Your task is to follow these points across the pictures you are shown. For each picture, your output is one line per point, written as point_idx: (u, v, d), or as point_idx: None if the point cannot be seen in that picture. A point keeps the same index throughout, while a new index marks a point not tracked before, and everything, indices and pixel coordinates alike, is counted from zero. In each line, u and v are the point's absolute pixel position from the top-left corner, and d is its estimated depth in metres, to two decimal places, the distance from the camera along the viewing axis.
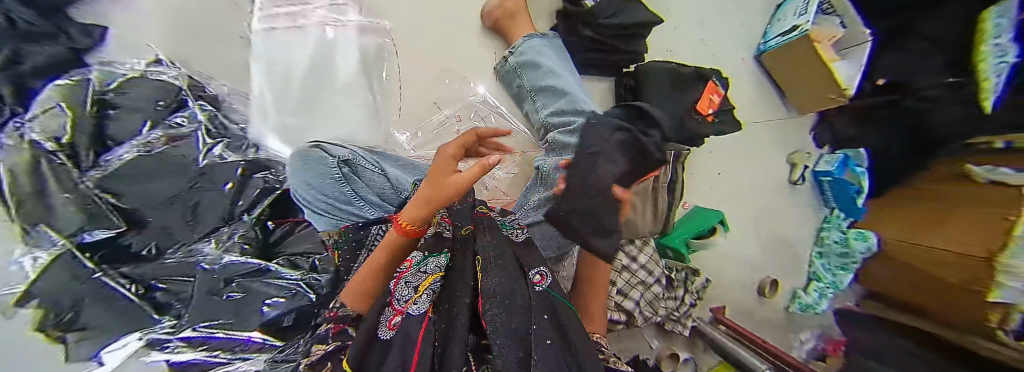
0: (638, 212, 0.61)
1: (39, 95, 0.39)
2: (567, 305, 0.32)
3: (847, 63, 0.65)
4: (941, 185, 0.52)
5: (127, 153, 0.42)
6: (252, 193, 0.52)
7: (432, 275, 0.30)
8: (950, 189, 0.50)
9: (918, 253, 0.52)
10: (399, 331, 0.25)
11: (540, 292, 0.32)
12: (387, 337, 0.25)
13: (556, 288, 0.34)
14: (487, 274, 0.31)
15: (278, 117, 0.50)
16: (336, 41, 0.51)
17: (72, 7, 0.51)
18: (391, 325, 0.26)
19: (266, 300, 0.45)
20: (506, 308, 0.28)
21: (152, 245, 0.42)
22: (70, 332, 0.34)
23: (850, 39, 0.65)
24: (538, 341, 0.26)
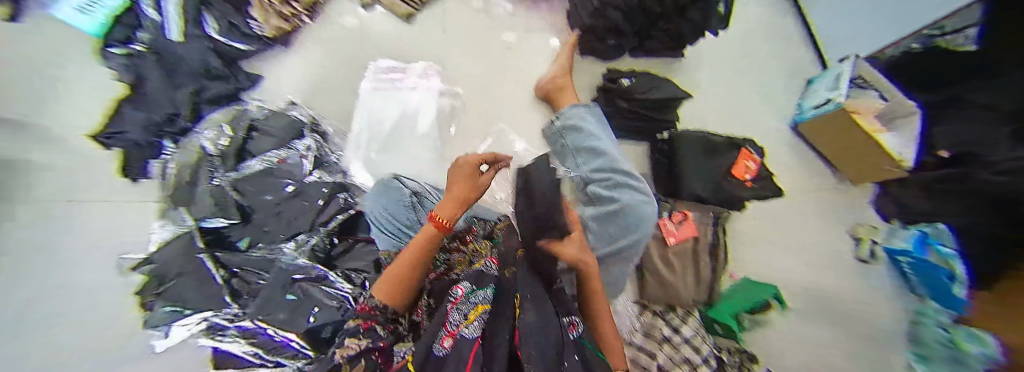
0: (678, 275, 0.59)
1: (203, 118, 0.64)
2: (599, 354, 0.29)
3: (897, 136, 0.61)
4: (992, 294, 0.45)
5: (258, 164, 0.59)
6: (332, 212, 0.61)
7: (482, 306, 0.32)
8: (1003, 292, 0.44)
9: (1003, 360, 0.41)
10: (453, 349, 0.25)
11: (573, 339, 0.30)
12: (440, 353, 0.24)
13: (587, 337, 0.31)
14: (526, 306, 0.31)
15: (366, 153, 0.66)
16: (417, 100, 0.69)
17: (244, 60, 0.74)
18: (444, 344, 0.26)
19: (315, 305, 0.48)
20: (548, 340, 0.27)
21: (246, 238, 0.56)
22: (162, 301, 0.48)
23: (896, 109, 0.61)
24: None
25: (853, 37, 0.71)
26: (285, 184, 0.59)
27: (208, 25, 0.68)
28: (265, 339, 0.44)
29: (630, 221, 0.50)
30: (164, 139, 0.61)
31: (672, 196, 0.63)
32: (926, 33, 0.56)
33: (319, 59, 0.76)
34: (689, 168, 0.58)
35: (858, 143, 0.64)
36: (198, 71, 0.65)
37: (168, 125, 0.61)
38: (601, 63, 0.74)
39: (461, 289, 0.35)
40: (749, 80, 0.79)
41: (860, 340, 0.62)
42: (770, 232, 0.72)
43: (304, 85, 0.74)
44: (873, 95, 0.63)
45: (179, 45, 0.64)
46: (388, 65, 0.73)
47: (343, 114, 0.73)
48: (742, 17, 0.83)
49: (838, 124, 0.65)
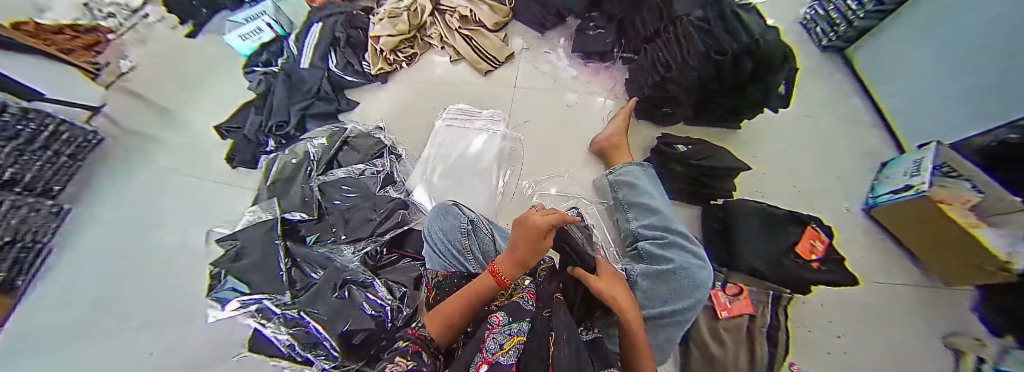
0: (729, 355, 0.52)
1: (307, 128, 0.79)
2: None
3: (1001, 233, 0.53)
4: None
5: (340, 173, 0.67)
6: (389, 224, 0.64)
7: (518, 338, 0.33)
8: None
9: None
10: None
11: None
12: None
13: None
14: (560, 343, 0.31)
15: (429, 177, 0.73)
16: (484, 140, 0.78)
17: (350, 89, 0.91)
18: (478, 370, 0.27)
19: (360, 309, 0.52)
20: None
21: (316, 234, 0.61)
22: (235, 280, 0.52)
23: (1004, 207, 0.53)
24: None
25: (926, 129, 0.69)
26: (347, 189, 0.64)
27: (331, 62, 0.86)
28: (306, 331, 0.49)
29: (684, 284, 0.48)
30: (270, 139, 0.77)
31: (726, 265, 0.61)
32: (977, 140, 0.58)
33: (408, 96, 0.90)
34: (745, 240, 0.57)
35: (948, 237, 0.57)
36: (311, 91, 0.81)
37: (278, 130, 0.76)
38: (655, 128, 0.80)
39: (498, 318, 0.36)
40: (809, 161, 0.79)
41: None
42: (842, 325, 0.63)
43: (392, 114, 0.88)
44: (965, 185, 0.57)
45: (306, 70, 0.82)
46: (463, 107, 0.84)
47: (418, 142, 0.83)
48: (805, 100, 0.85)
49: (920, 213, 0.60)
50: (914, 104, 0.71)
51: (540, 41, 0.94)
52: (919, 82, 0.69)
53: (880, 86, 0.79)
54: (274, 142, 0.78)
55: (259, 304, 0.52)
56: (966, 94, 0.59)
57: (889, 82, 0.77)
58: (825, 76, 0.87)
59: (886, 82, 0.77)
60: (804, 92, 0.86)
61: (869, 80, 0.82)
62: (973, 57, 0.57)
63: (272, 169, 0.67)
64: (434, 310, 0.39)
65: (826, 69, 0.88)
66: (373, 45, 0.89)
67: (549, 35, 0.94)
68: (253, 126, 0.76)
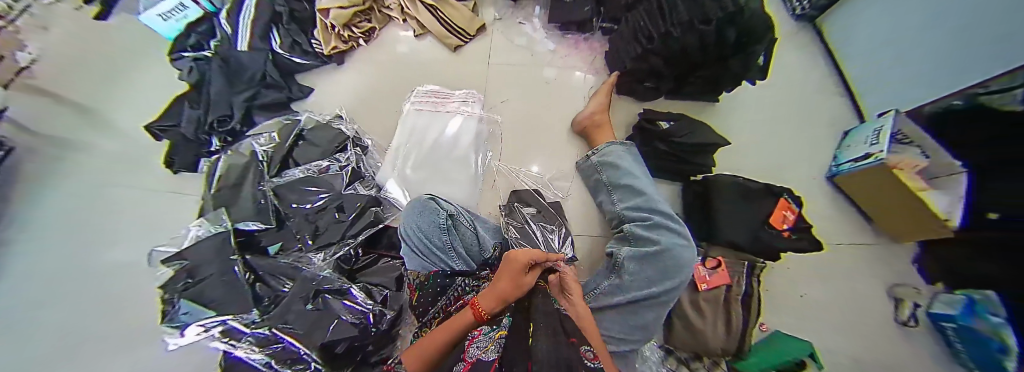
0: (708, 322, 0.55)
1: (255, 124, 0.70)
2: None
3: (941, 194, 0.59)
4: None
5: (300, 172, 0.60)
6: (361, 225, 0.59)
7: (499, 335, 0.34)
8: None
9: None
10: None
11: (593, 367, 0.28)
12: None
13: None
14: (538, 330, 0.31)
15: (402, 169, 0.68)
16: (458, 124, 0.73)
17: (300, 73, 0.81)
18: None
19: (336, 318, 0.49)
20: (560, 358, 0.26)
21: (279, 244, 0.56)
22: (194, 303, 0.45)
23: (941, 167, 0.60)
24: None
25: (879, 97, 0.73)
26: (309, 188, 0.58)
27: (274, 42, 0.75)
28: (286, 348, 0.46)
29: (669, 265, 0.49)
30: (213, 137, 0.67)
31: (706, 239, 0.63)
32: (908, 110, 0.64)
33: (370, 79, 0.81)
34: (723, 215, 0.59)
35: (901, 202, 0.62)
36: (255, 78, 0.70)
37: (219, 125, 0.66)
38: (635, 103, 0.78)
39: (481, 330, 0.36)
40: (779, 130, 0.81)
41: None
42: (803, 283, 0.69)
43: (353, 101, 0.79)
44: (916, 152, 0.62)
45: (243, 53, 0.69)
46: (432, 89, 0.77)
47: (387, 131, 0.77)
48: (779, 68, 0.86)
49: (879, 181, 0.63)
50: (871, 74, 0.74)
51: (513, 11, 0.86)
52: (876, 55, 0.71)
53: (842, 55, 0.81)
54: (219, 140, 0.68)
55: (224, 325, 0.46)
56: (913, 71, 0.62)
57: (850, 52, 0.79)
58: (798, 43, 0.88)
59: (848, 52, 0.79)
60: (778, 60, 0.86)
61: (834, 47, 0.83)
62: (924, 35, 0.58)
63: (217, 172, 0.58)
64: (414, 347, 0.40)
65: (798, 36, 0.88)
66: (322, 19, 0.78)
67: (522, 4, 0.86)
68: (191, 123, 0.65)
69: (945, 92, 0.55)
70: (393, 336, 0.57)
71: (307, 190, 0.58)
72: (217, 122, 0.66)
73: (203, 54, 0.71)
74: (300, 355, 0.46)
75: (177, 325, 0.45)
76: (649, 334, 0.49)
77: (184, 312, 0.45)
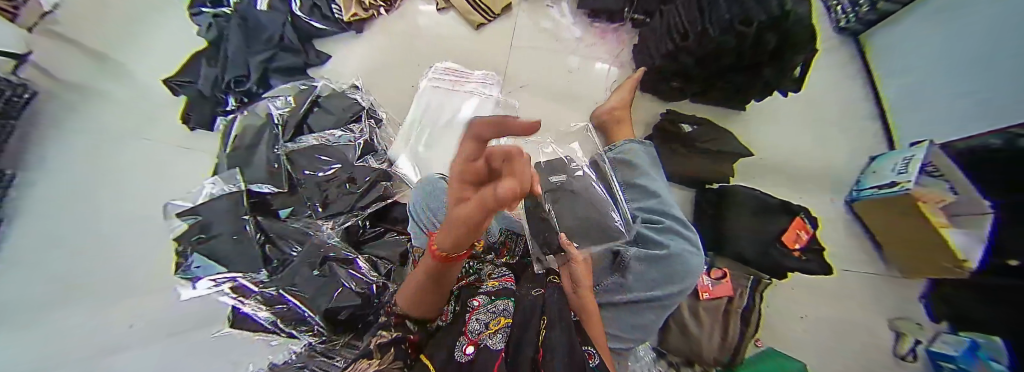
0: (704, 330, 0.56)
1: (272, 86, 0.69)
2: None
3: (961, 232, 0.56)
4: None
5: (313, 139, 0.60)
6: (369, 198, 0.59)
7: (502, 317, 0.35)
8: None
9: None
10: (475, 356, 0.27)
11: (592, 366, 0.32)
12: (462, 360, 0.27)
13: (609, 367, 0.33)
14: (549, 323, 0.34)
15: (414, 147, 0.68)
16: (475, 105, 0.71)
17: (319, 39, 0.79)
18: (465, 351, 0.29)
19: (339, 286, 0.50)
20: (568, 359, 0.28)
21: (288, 208, 0.55)
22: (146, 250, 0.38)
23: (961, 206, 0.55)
24: None
25: (917, 122, 0.68)
26: (321, 157, 0.58)
27: (294, 4, 0.73)
28: (293, 311, 0.48)
29: (673, 270, 0.49)
30: (229, 96, 0.67)
31: (714, 250, 0.62)
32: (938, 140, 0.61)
33: (388, 50, 0.79)
34: (736, 228, 0.58)
35: (918, 233, 0.60)
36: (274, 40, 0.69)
37: (235, 84, 0.66)
38: (659, 103, 0.76)
39: (479, 300, 0.38)
40: (803, 145, 0.78)
41: None
42: (799, 302, 0.70)
43: (371, 71, 0.78)
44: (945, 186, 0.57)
45: (263, 13, 0.68)
46: (450, 67, 0.75)
47: (402, 107, 0.76)
48: (813, 81, 0.82)
49: (902, 210, 0.61)
50: (911, 95, 0.69)
51: None
52: (929, 72, 0.64)
53: (884, 72, 0.76)
54: (234, 99, 0.67)
55: (234, 282, 0.47)
56: (971, 95, 0.55)
57: (892, 69, 0.73)
58: (837, 56, 0.83)
59: (891, 68, 0.74)
60: (813, 72, 0.82)
61: (875, 65, 0.79)
62: (986, 60, 0.52)
63: (232, 132, 0.58)
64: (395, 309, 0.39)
65: (839, 49, 0.84)
66: None
67: None
68: (207, 81, 0.65)
69: (1002, 123, 0.49)
70: None
71: (319, 159, 0.57)
72: (235, 82, 0.65)
73: (222, 11, 0.69)
74: (303, 318, 0.48)
75: (189, 276, 0.47)
76: (643, 336, 0.50)
77: (197, 266, 0.47)
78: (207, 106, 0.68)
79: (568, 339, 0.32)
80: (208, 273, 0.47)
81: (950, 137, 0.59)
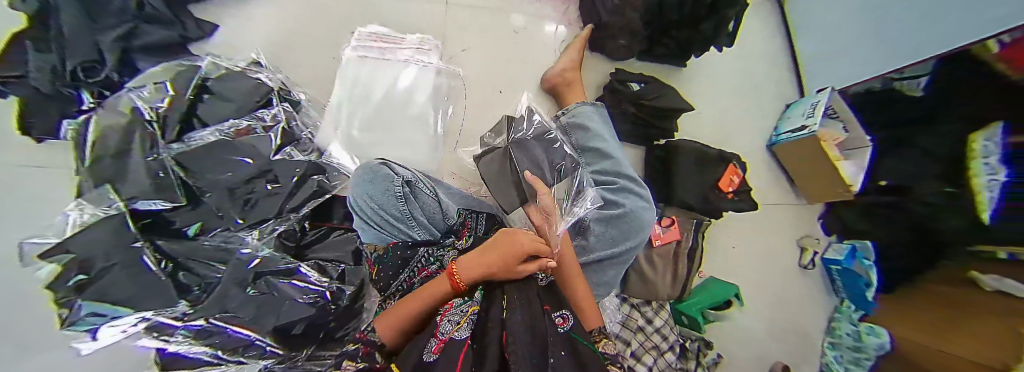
0: (659, 273, 0.62)
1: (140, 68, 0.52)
2: (587, 347, 0.34)
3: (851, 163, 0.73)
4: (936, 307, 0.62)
5: (213, 135, 0.46)
6: (303, 195, 0.52)
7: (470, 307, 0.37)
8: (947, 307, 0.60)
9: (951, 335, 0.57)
10: (441, 354, 0.30)
11: (563, 333, 0.35)
12: (430, 359, 0.30)
13: (578, 331, 0.36)
14: (510, 300, 0.36)
15: (348, 130, 0.62)
16: (413, 75, 0.63)
17: (193, 5, 0.62)
18: (434, 350, 0.31)
19: (287, 300, 0.45)
20: (532, 343, 0.30)
21: (194, 223, 0.43)
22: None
23: (852, 141, 0.74)
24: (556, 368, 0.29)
25: (839, 70, 0.77)
26: (240, 158, 0.46)
27: None
28: (238, 339, 0.40)
29: (630, 226, 0.52)
30: (82, 93, 0.47)
31: (663, 200, 0.66)
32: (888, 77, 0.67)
33: (291, 16, 0.66)
34: (681, 179, 0.62)
35: (817, 166, 0.73)
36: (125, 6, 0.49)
37: (85, 73, 0.47)
38: (608, 62, 0.74)
39: (452, 303, 0.39)
40: (735, 94, 0.84)
41: (786, 326, 0.77)
42: (738, 237, 0.79)
43: (274, 45, 0.65)
44: (839, 127, 0.73)
45: None
46: (378, 31, 0.64)
47: (323, 86, 0.67)
48: (745, 31, 0.86)
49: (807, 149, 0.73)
50: (826, 45, 0.79)
51: None
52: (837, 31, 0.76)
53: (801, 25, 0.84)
54: (91, 96, 0.48)
55: (148, 322, 0.35)
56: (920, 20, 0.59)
57: (807, 21, 0.83)
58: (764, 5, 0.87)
59: (807, 21, 0.83)
60: (747, 22, 0.86)
61: (791, 18, 0.87)
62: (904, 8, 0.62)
63: (85, 139, 0.38)
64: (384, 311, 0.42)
65: None
66: None
67: None
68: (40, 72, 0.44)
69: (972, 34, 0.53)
70: (359, 309, 0.54)
71: (236, 160, 0.46)
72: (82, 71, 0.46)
73: None
74: (253, 343, 0.42)
75: (84, 328, 0.31)
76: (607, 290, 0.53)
77: (96, 314, 0.32)
78: (55, 103, 0.46)
79: (528, 314, 0.34)
80: (108, 319, 0.33)
81: (892, 71, 0.66)
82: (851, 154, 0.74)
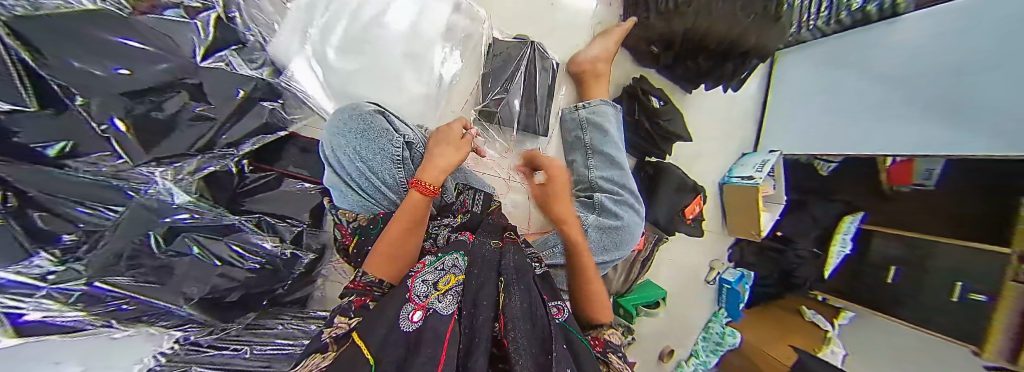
0: (617, 274, 0.69)
1: None
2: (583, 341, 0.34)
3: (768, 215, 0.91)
4: (766, 310, 0.92)
5: (82, 1, 0.27)
6: (246, 127, 0.38)
7: (451, 274, 0.36)
8: (773, 312, 0.90)
9: (771, 325, 0.88)
10: (423, 324, 0.27)
11: (558, 325, 0.35)
12: (409, 329, 0.27)
13: (570, 324, 0.37)
14: (506, 283, 0.36)
15: (320, 46, 0.43)
16: (428, 2, 0.49)
17: None
18: (412, 318, 0.28)
19: (217, 265, 0.36)
20: (530, 336, 0.31)
21: (66, 144, 0.27)
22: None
23: (773, 196, 0.89)
24: (558, 346, 0.31)
25: None
26: (120, 41, 0.28)
27: None
28: (138, 309, 0.31)
29: (622, 239, 0.54)
30: None
31: None
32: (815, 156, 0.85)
33: None
34: (660, 200, 0.68)
35: (748, 210, 0.88)
36: None
37: None
38: (632, 64, 0.70)
39: (424, 261, 0.38)
40: (715, 127, 0.93)
41: (683, 325, 0.95)
42: (675, 251, 0.93)
43: None
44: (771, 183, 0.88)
45: None
46: None
47: None
48: None
49: (743, 195, 0.87)
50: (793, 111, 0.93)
51: None
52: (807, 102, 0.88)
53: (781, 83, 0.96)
54: None
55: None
56: (845, 123, 0.78)
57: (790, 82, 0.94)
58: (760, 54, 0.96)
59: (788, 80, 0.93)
60: None
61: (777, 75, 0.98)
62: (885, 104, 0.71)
63: None
64: (369, 254, 0.37)
65: None
66: None
67: None
68: None
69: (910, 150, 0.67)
70: (311, 278, 0.48)
71: (112, 41, 0.27)
72: None
73: None
74: (168, 311, 0.33)
75: None
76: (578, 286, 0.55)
77: None
78: None
79: (526, 301, 0.35)
80: None
81: (818, 155, 0.84)
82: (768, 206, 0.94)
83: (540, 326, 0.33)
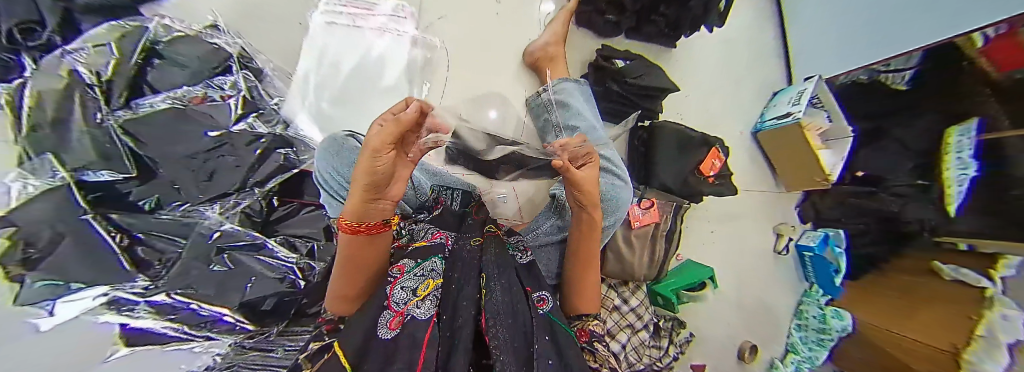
0: (636, 253, 0.61)
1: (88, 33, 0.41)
2: (566, 329, 0.34)
3: (831, 154, 0.76)
4: (881, 279, 0.67)
5: (163, 103, 0.43)
6: (267, 170, 0.50)
7: (429, 279, 0.36)
8: (889, 281, 0.66)
9: (905, 299, 0.63)
10: (402, 331, 0.27)
11: (542, 315, 0.35)
12: (388, 336, 0.27)
13: (554, 313, 0.37)
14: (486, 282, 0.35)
15: (316, 101, 0.57)
16: (390, 45, 0.60)
17: None
18: (390, 325, 0.28)
19: (252, 278, 0.45)
20: (511, 331, 0.30)
21: (153, 197, 0.42)
22: (38, 272, 0.32)
23: (834, 132, 0.75)
24: (540, 335, 0.31)
25: (825, 62, 0.80)
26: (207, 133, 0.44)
27: None
28: (198, 317, 0.41)
29: (609, 205, 0.53)
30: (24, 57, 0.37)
31: (644, 183, 0.66)
32: (876, 68, 0.67)
33: None
34: (662, 162, 0.62)
35: (800, 155, 0.74)
36: None
37: (22, 36, 0.37)
38: (594, 39, 0.71)
39: (401, 266, 0.37)
40: (722, 78, 0.85)
41: (758, 312, 0.80)
42: (717, 223, 0.82)
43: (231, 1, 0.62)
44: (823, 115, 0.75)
45: None
46: None
47: (287, 52, 0.65)
48: (736, 16, 0.87)
49: (788, 137, 0.75)
50: (821, 32, 0.80)
51: None
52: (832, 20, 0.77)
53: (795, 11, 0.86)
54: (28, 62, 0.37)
55: (106, 297, 0.36)
56: (897, 18, 0.64)
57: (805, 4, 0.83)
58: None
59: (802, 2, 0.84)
60: (736, 6, 0.87)
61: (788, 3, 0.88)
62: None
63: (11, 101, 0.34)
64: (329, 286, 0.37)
65: None
66: None
67: None
68: None
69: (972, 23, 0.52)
70: None
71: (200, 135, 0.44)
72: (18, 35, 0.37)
73: None
74: (218, 318, 0.42)
75: None
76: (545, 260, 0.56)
77: None
78: None
79: (506, 295, 0.34)
80: None
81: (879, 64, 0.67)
82: (831, 144, 0.75)
83: (522, 318, 0.33)
